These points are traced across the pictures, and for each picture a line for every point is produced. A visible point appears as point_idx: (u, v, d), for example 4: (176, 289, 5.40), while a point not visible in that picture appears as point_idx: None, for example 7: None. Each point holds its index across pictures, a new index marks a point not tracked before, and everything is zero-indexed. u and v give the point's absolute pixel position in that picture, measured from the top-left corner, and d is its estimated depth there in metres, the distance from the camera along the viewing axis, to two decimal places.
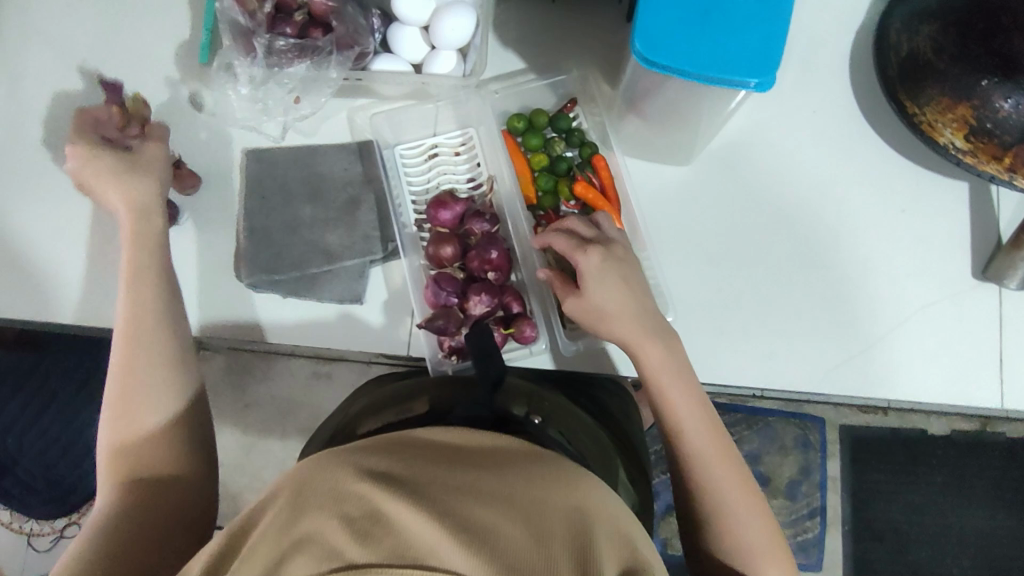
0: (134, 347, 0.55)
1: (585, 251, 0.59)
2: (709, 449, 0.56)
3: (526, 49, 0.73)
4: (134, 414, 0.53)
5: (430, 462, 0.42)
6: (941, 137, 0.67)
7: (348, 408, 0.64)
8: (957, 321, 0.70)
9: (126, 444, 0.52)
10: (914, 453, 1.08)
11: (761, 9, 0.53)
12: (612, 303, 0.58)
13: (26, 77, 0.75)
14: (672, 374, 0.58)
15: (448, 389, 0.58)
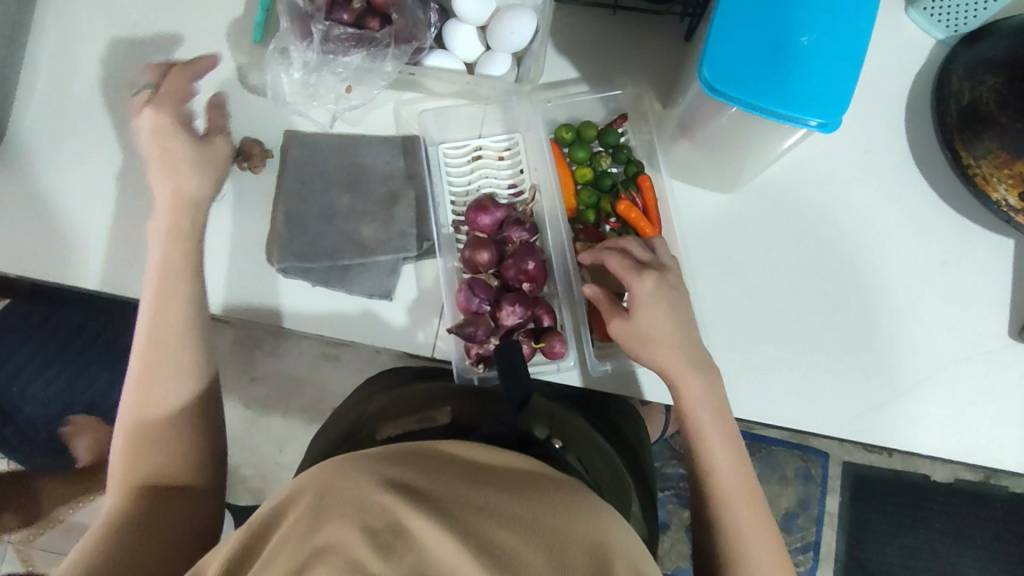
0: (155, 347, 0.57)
1: (640, 275, 0.59)
2: (738, 489, 0.56)
3: (582, 58, 0.72)
4: (154, 415, 0.55)
5: (457, 477, 0.41)
6: (993, 193, 0.66)
7: (368, 404, 0.63)
8: (987, 378, 0.69)
9: (144, 445, 0.54)
10: (916, 497, 1.07)
11: (834, 51, 0.52)
12: (659, 329, 0.58)
13: (75, 36, 0.74)
14: (709, 408, 0.57)
15: (470, 401, 0.57)
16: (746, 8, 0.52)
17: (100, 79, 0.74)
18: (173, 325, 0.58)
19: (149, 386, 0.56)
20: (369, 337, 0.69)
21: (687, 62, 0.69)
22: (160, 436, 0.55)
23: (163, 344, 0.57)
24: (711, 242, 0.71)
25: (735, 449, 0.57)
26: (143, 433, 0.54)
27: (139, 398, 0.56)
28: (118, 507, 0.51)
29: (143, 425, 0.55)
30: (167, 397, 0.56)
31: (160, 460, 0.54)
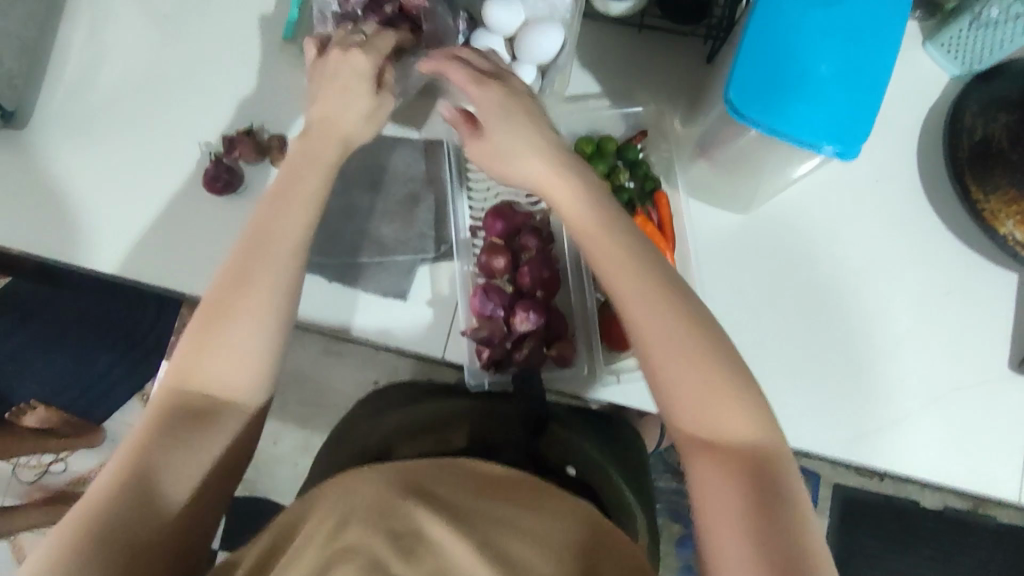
0: (241, 290, 0.51)
1: (483, 83, 0.54)
2: (684, 353, 0.46)
3: (604, 75, 0.73)
4: (219, 333, 0.50)
5: (472, 496, 0.43)
6: (1000, 228, 0.69)
7: (384, 414, 0.68)
8: (985, 408, 0.70)
9: (199, 359, 0.50)
10: (903, 522, 1.08)
11: (855, 81, 0.53)
12: (569, 206, 0.52)
13: (104, 24, 0.76)
14: (624, 268, 0.49)
15: (486, 421, 0.65)
16: (774, 32, 0.53)
17: (129, 68, 0.75)
18: (270, 277, 0.52)
19: (219, 328, 0.50)
20: (381, 336, 0.69)
21: (709, 83, 0.70)
22: (217, 380, 0.50)
23: (253, 293, 0.51)
24: (720, 261, 0.73)
25: (693, 328, 0.47)
26: (199, 371, 0.50)
27: (208, 333, 0.51)
28: (151, 422, 0.49)
29: (199, 363, 0.50)
30: (237, 348, 0.51)
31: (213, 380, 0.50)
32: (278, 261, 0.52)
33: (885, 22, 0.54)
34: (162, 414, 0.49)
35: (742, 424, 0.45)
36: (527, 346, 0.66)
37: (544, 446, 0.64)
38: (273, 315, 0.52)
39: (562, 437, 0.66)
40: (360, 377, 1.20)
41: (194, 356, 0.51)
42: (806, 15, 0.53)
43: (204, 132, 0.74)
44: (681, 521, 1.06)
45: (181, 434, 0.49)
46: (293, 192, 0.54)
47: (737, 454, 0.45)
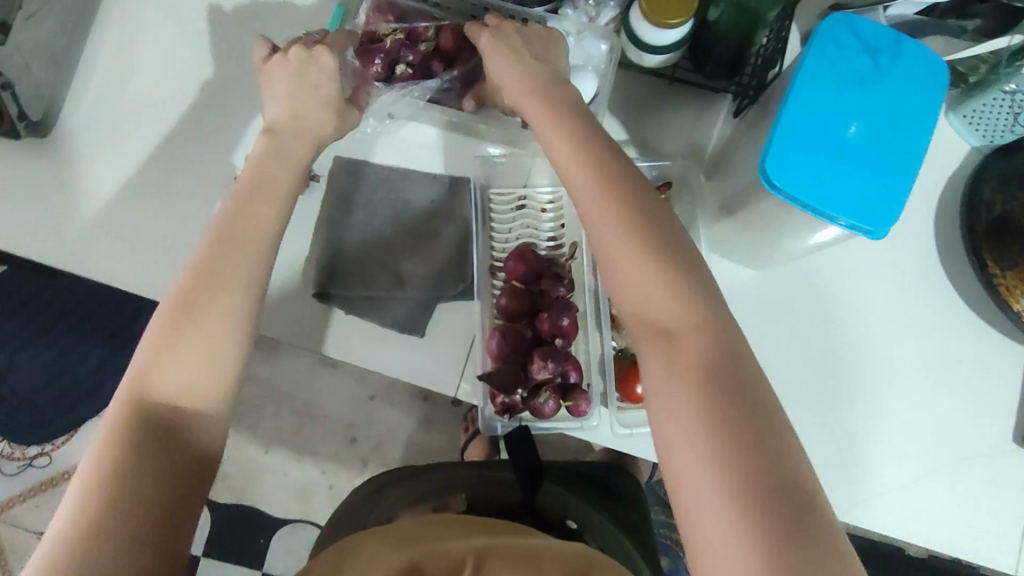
0: (210, 290, 0.51)
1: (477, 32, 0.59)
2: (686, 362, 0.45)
3: (628, 122, 0.75)
4: (189, 321, 0.50)
5: (465, 528, 0.55)
6: (1016, 304, 0.69)
7: (386, 489, 0.69)
8: (988, 480, 0.71)
9: (164, 348, 0.49)
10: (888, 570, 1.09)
11: (887, 164, 0.54)
12: (560, 151, 0.54)
13: (132, 35, 0.76)
14: (638, 265, 0.48)
15: (484, 487, 0.67)
16: (812, 109, 0.55)
17: (156, 82, 0.75)
18: (237, 277, 0.52)
19: (187, 329, 0.50)
20: (396, 372, 0.69)
21: (735, 140, 0.71)
22: (184, 381, 0.49)
23: (219, 292, 0.51)
24: (737, 316, 0.73)
25: (644, 237, 0.49)
26: (165, 374, 0.49)
27: (175, 336, 0.50)
28: (117, 417, 0.48)
29: (164, 361, 0.49)
30: (204, 345, 0.50)
31: (182, 370, 0.49)
32: (245, 257, 0.53)
33: (918, 110, 0.55)
34: (127, 408, 0.48)
35: (687, 317, 0.47)
36: (543, 396, 0.65)
37: (544, 500, 0.66)
38: (235, 311, 0.52)
39: (561, 494, 0.67)
40: (357, 392, 1.20)
41: (157, 357, 0.49)
42: (844, 96, 0.55)
43: (227, 152, 0.74)
44: (667, 555, 1.02)
45: (159, 441, 0.48)
46: (261, 196, 0.56)
47: (684, 344, 0.46)
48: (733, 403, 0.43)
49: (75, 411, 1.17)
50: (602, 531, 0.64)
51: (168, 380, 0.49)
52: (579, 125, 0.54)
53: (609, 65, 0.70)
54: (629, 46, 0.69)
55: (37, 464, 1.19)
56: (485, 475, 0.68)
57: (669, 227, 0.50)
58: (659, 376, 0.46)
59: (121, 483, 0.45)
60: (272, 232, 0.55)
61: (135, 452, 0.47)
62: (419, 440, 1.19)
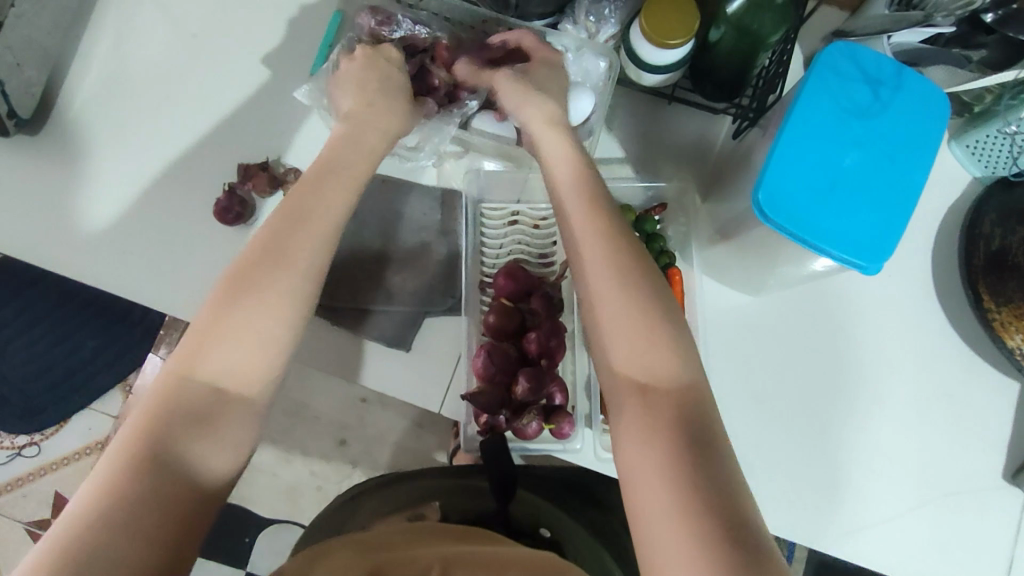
0: (254, 284, 0.49)
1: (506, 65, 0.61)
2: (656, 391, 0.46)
3: (628, 140, 0.74)
4: (243, 302, 0.48)
5: (433, 535, 0.54)
6: (1010, 340, 0.68)
7: (360, 497, 0.67)
8: (974, 516, 0.70)
9: (216, 327, 0.48)
10: None
11: (884, 196, 0.54)
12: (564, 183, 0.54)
13: (129, 33, 0.75)
14: (626, 282, 0.49)
15: (458, 495, 0.65)
16: (811, 139, 0.54)
17: (150, 82, 0.74)
18: (288, 279, 0.49)
19: (241, 309, 0.48)
20: (381, 386, 0.69)
21: (734, 163, 0.70)
22: (224, 371, 0.47)
23: (269, 285, 0.49)
24: (729, 341, 0.72)
25: (625, 275, 0.49)
26: (206, 364, 0.47)
27: (217, 325, 0.48)
28: (158, 387, 0.47)
29: (210, 341, 0.47)
30: (247, 337, 0.48)
31: (228, 354, 0.47)
32: (306, 255, 0.50)
33: (916, 146, 0.54)
34: (167, 381, 0.47)
35: (658, 352, 0.47)
36: (527, 418, 0.65)
37: (515, 510, 0.64)
38: (289, 310, 0.49)
39: (536, 503, 0.65)
40: (348, 395, 1.19)
41: (201, 339, 0.48)
42: (843, 127, 0.54)
43: (219, 154, 0.73)
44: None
45: (185, 432, 0.45)
46: (324, 188, 0.53)
47: (649, 376, 0.46)
48: (700, 442, 0.43)
49: (62, 403, 1.16)
50: (578, 544, 0.63)
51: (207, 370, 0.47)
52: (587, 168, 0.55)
53: (608, 81, 0.68)
54: (629, 64, 0.68)
55: (24, 454, 1.19)
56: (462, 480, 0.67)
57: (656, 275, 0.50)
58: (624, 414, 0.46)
59: (139, 471, 0.43)
60: (331, 236, 0.52)
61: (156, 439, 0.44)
62: (409, 445, 1.18)
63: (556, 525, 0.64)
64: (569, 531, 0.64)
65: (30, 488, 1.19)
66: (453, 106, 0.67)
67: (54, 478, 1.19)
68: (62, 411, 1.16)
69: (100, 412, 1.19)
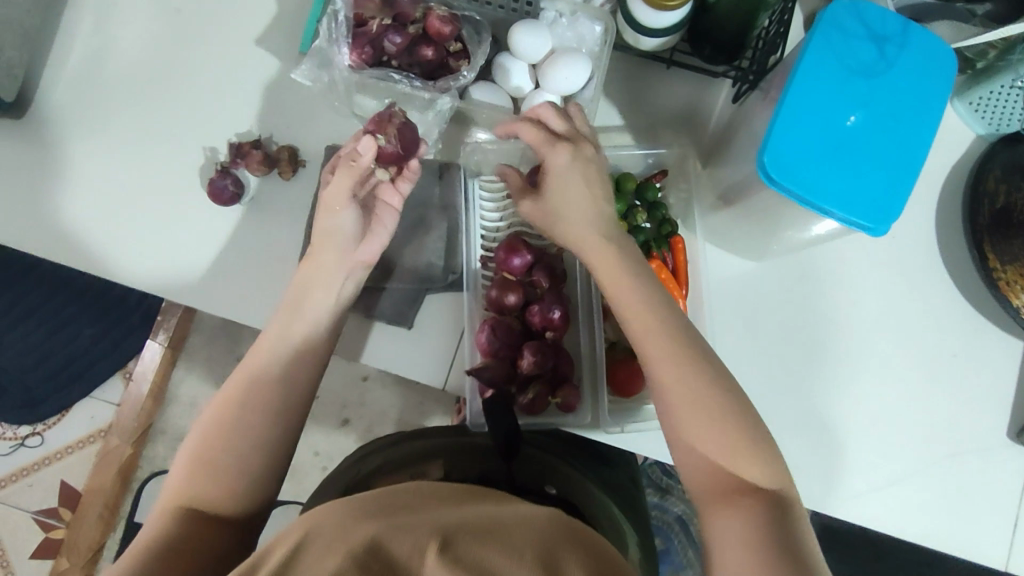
0: (252, 383, 0.53)
1: (552, 146, 0.56)
2: (682, 399, 0.50)
3: (628, 108, 0.73)
4: (233, 420, 0.52)
5: (437, 503, 0.50)
6: (1016, 298, 0.68)
7: (367, 455, 0.64)
8: (979, 475, 0.71)
9: (205, 453, 0.50)
10: (878, 551, 1.02)
11: (889, 158, 0.53)
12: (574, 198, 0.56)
13: (112, 9, 0.73)
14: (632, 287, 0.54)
15: (466, 456, 0.62)
16: (816, 100, 0.53)
17: (135, 60, 0.72)
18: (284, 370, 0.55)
19: (232, 428, 0.51)
20: (385, 364, 0.69)
21: (736, 128, 0.69)
22: (237, 464, 0.50)
23: (271, 378, 0.54)
24: (733, 309, 0.72)
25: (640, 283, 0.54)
26: (205, 486, 0.49)
27: (226, 422, 0.52)
28: (153, 527, 0.47)
29: (205, 471, 0.50)
30: (245, 450, 0.51)
31: (218, 475, 0.50)
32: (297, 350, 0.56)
33: (921, 105, 0.53)
34: (161, 518, 0.48)
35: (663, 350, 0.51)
36: (532, 391, 0.65)
37: (522, 468, 0.62)
38: (287, 406, 0.53)
39: (541, 461, 0.63)
40: (350, 373, 1.18)
41: (212, 436, 0.51)
42: (846, 87, 0.53)
43: (209, 134, 0.72)
44: (659, 535, 1.01)
45: (199, 521, 0.48)
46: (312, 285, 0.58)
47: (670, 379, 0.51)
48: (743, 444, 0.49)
49: (62, 393, 1.15)
50: (586, 499, 0.61)
51: (217, 464, 0.50)
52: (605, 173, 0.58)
53: (604, 47, 0.67)
54: (626, 28, 0.67)
55: (27, 443, 1.18)
56: (464, 439, 0.64)
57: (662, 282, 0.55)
58: (675, 410, 0.51)
59: (155, 548, 0.45)
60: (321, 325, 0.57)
61: (176, 531, 0.47)
62: (412, 419, 1.19)
63: (563, 483, 0.62)
64: (577, 488, 0.62)
65: (34, 478, 1.19)
66: (449, 80, 0.67)
67: (59, 467, 1.19)
68: (61, 402, 1.15)
69: (100, 399, 1.18)
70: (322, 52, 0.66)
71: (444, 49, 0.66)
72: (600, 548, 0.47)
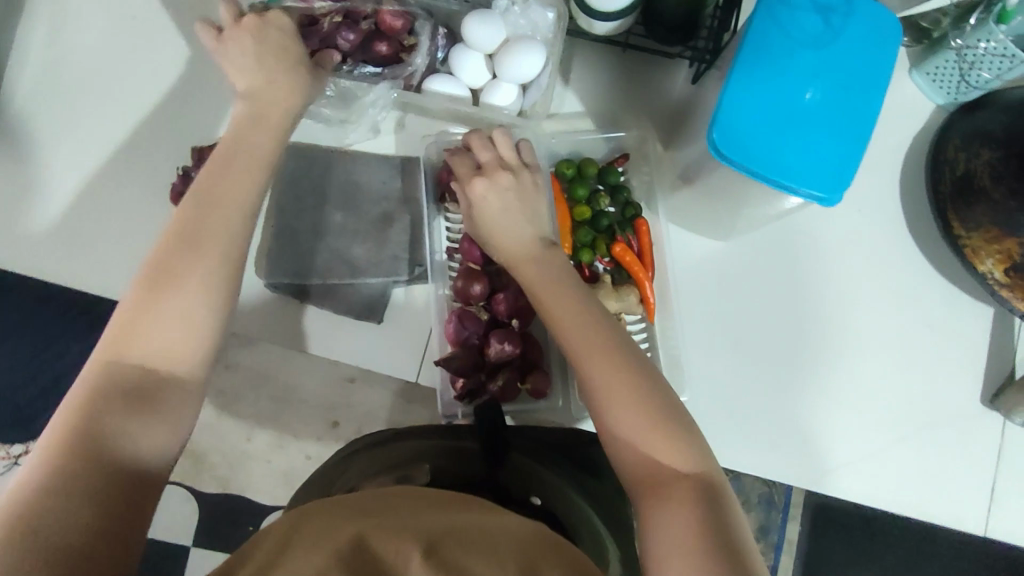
0: (158, 293, 0.45)
1: (472, 181, 0.58)
2: (609, 386, 0.48)
3: (586, 92, 0.73)
4: (177, 267, 0.46)
5: (426, 504, 0.45)
6: (980, 265, 0.66)
7: (353, 454, 0.58)
8: (955, 443, 0.71)
9: (147, 296, 0.45)
10: (872, 530, 0.98)
11: (840, 128, 0.53)
12: (499, 227, 0.57)
13: (67, 18, 0.73)
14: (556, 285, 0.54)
15: (453, 461, 0.58)
16: (760, 83, 0.53)
17: (93, 68, 0.72)
18: (203, 281, 0.46)
19: (172, 287, 0.45)
20: (359, 359, 0.71)
21: (695, 106, 0.69)
22: (181, 315, 0.45)
23: (220, 221, 0.48)
24: (702, 290, 0.72)
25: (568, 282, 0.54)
26: (144, 334, 0.44)
27: (167, 267, 0.46)
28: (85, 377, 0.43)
29: (144, 321, 0.45)
30: (186, 312, 0.45)
31: (159, 329, 0.45)
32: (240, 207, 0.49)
33: (868, 75, 0.53)
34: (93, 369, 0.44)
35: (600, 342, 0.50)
36: (501, 379, 0.65)
37: (509, 477, 0.58)
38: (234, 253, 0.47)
39: (529, 465, 0.59)
40: None
41: (122, 344, 0.44)
42: (795, 60, 0.53)
43: (170, 137, 0.72)
44: None
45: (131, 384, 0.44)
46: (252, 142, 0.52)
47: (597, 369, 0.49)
48: (673, 424, 0.47)
49: None
50: (572, 510, 0.57)
51: (159, 314, 0.45)
52: (530, 198, 0.58)
53: (557, 33, 0.67)
54: (579, 14, 0.67)
55: None
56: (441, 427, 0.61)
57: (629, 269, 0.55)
58: (606, 400, 0.48)
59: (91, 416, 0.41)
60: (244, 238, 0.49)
61: (107, 385, 0.43)
62: None
63: (553, 492, 0.57)
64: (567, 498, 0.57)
65: None
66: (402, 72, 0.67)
67: None
68: None
69: None
70: None
71: (398, 42, 0.66)
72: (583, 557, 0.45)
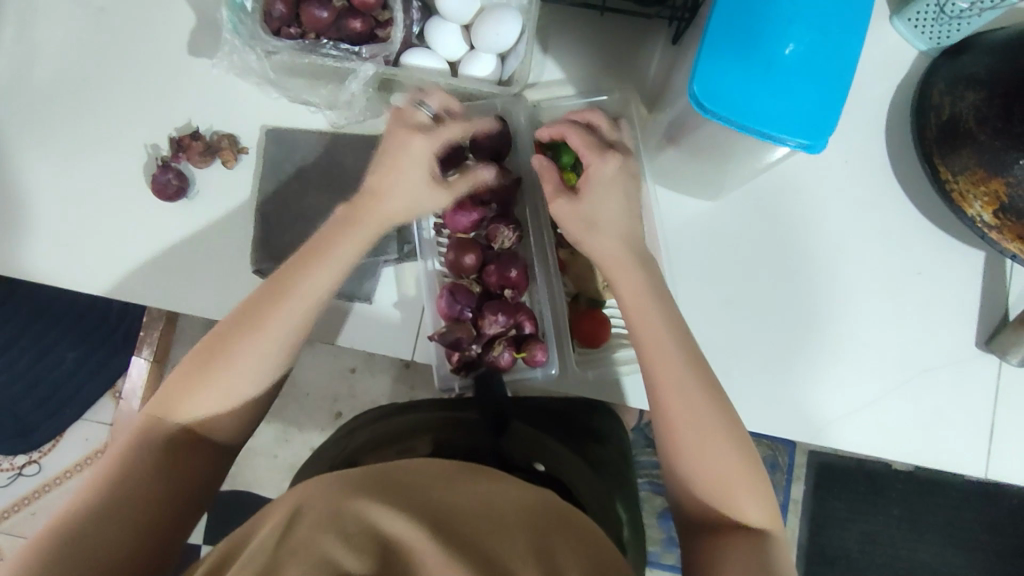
0: (267, 301, 0.51)
1: (602, 154, 0.55)
2: (689, 411, 0.49)
3: (565, 58, 0.72)
4: (287, 282, 0.52)
5: (449, 477, 0.45)
6: (969, 208, 0.67)
7: (353, 432, 0.59)
8: (953, 387, 0.71)
9: (256, 302, 0.51)
10: (875, 483, 0.99)
11: (824, 76, 0.52)
12: (606, 211, 0.55)
13: (33, 14, 0.71)
14: (651, 294, 0.54)
15: (452, 432, 0.57)
16: (739, 31, 0.52)
17: (63, 63, 0.71)
18: (304, 300, 0.51)
19: (277, 298, 0.51)
20: (351, 340, 0.69)
21: (676, 66, 0.68)
22: (284, 328, 0.51)
23: (339, 252, 0.54)
24: (694, 250, 0.72)
25: (623, 273, 0.54)
26: (243, 340, 0.50)
27: (287, 281, 0.52)
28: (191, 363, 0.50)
29: (244, 327, 0.50)
30: (281, 325, 0.51)
31: (260, 336, 0.50)
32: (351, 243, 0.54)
33: (851, 19, 0.52)
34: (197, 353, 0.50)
35: (674, 355, 0.51)
36: (498, 348, 0.65)
37: (509, 443, 0.57)
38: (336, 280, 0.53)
39: (530, 433, 0.59)
40: None
41: (222, 340, 0.50)
42: (773, 6, 0.52)
43: (149, 129, 0.71)
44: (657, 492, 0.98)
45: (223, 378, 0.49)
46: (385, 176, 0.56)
47: (678, 395, 0.50)
48: (746, 461, 0.49)
49: None
50: (576, 476, 0.56)
51: (266, 323, 0.50)
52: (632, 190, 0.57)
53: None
54: None
55: None
56: (444, 402, 0.62)
57: (619, 233, 0.55)
58: (684, 427, 0.49)
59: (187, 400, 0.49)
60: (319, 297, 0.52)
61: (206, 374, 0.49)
62: None
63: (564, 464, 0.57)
64: (574, 462, 0.57)
65: None
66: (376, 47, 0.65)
67: None
68: None
69: None
70: (251, 33, 0.63)
71: (372, 19, 0.65)
72: (596, 532, 0.45)
